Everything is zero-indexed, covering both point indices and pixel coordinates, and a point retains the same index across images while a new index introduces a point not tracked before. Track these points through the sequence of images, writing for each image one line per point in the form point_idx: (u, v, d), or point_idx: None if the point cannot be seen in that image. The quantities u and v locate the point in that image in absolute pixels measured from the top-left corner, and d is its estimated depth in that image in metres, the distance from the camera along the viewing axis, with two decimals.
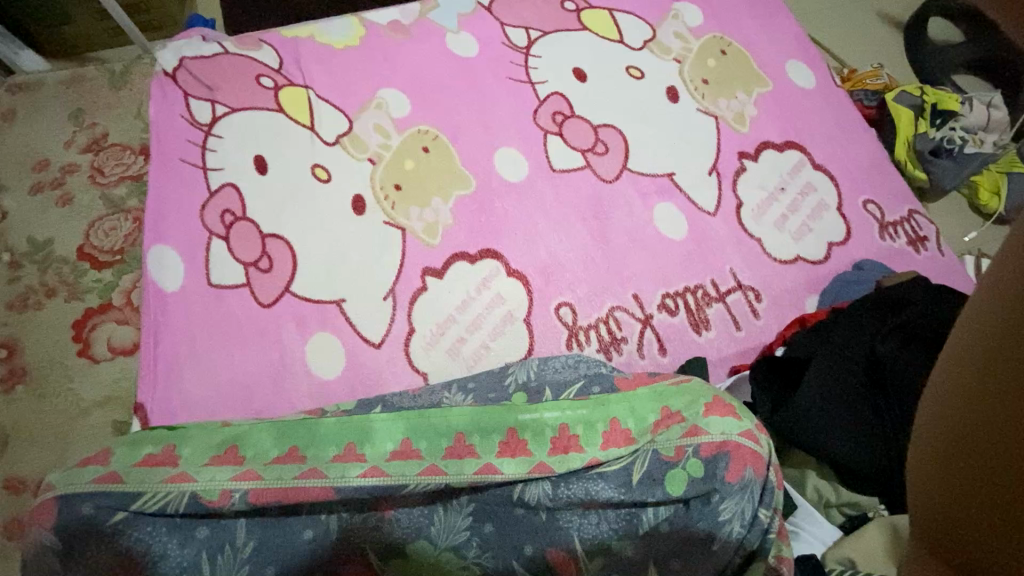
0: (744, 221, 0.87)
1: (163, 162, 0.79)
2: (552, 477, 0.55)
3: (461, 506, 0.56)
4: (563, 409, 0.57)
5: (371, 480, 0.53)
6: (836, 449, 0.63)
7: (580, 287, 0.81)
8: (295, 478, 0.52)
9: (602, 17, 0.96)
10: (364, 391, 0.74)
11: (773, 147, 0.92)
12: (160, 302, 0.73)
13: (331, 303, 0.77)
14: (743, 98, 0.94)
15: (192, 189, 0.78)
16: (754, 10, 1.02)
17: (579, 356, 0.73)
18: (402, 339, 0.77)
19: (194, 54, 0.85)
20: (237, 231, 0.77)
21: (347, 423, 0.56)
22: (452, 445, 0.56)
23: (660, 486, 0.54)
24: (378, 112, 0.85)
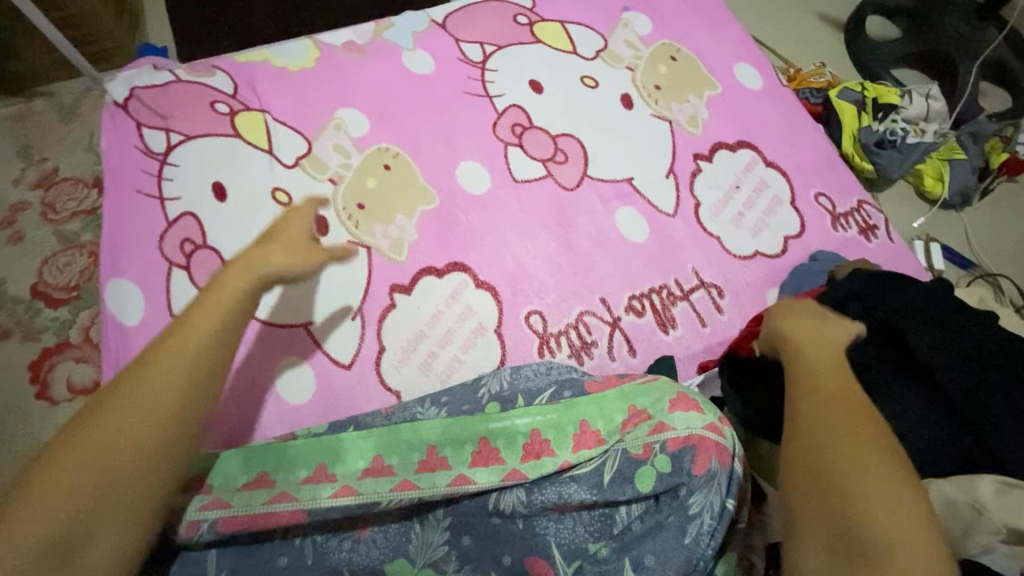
0: (704, 221, 0.90)
1: (116, 194, 0.78)
2: (525, 483, 0.56)
3: (438, 520, 0.56)
4: (533, 415, 0.58)
5: (343, 500, 0.53)
6: None
7: (548, 294, 0.82)
8: (264, 504, 0.53)
9: (554, 29, 0.98)
10: (337, 413, 0.74)
11: (726, 147, 0.95)
12: (119, 337, 0.72)
13: (297, 327, 0.75)
14: (695, 101, 0.97)
15: (149, 220, 0.77)
16: (700, 16, 1.06)
17: (551, 363, 0.74)
18: (373, 359, 0.76)
19: (146, 83, 0.84)
20: (198, 259, 0.76)
21: (317, 444, 0.56)
22: (424, 459, 0.56)
23: (630, 485, 0.55)
24: (336, 133, 0.85)
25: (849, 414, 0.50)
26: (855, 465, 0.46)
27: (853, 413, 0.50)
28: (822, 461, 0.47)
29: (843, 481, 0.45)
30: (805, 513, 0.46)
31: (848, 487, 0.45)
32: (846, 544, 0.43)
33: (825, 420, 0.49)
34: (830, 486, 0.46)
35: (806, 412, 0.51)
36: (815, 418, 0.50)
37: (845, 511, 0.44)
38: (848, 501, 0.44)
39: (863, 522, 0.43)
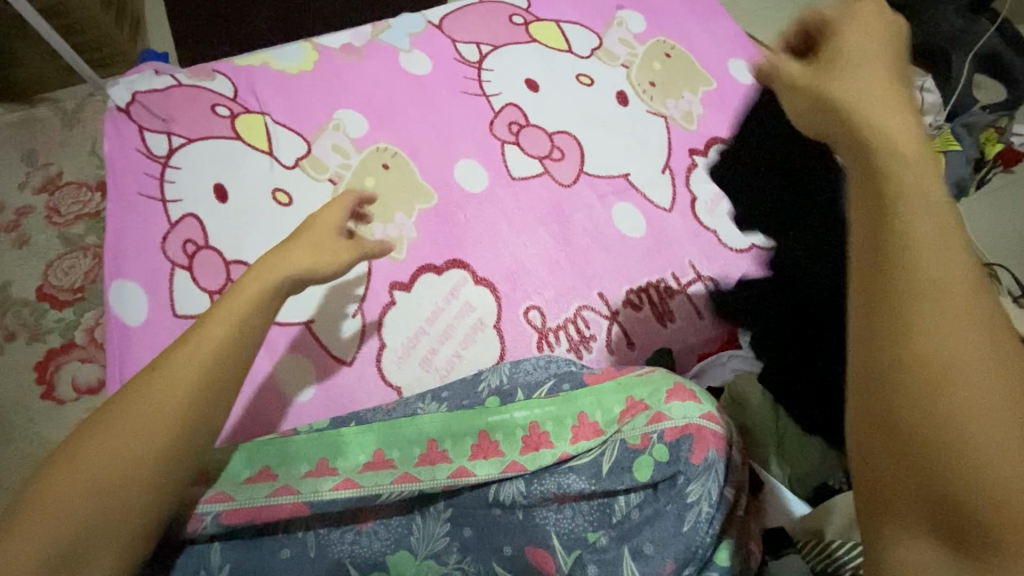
0: (700, 215, 0.90)
1: (119, 197, 0.79)
2: (525, 474, 0.57)
3: (439, 512, 0.57)
4: (531, 408, 0.58)
5: (344, 492, 0.54)
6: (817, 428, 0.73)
7: (546, 289, 0.83)
8: (266, 497, 0.53)
9: (549, 28, 0.99)
10: (339, 409, 0.74)
11: (722, 142, 0.96)
12: (122, 337, 0.73)
13: (299, 325, 0.76)
14: (690, 97, 0.98)
15: (151, 221, 0.78)
16: (694, 13, 1.06)
17: (550, 357, 0.75)
18: (374, 356, 0.77)
19: (147, 88, 0.85)
20: (200, 260, 0.78)
21: (320, 438, 0.57)
22: (424, 452, 0.57)
23: (628, 474, 0.56)
24: (336, 133, 0.86)
25: (984, 364, 0.31)
26: (1000, 435, 0.30)
27: (994, 362, 0.31)
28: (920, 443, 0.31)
29: (954, 459, 0.30)
30: (907, 515, 0.31)
31: (969, 463, 0.30)
32: (967, 543, 0.30)
33: (964, 378, 0.31)
34: (953, 462, 0.30)
35: (923, 377, 0.32)
36: (947, 376, 0.31)
37: (958, 498, 0.30)
38: (961, 491, 0.30)
39: (990, 517, 0.29)
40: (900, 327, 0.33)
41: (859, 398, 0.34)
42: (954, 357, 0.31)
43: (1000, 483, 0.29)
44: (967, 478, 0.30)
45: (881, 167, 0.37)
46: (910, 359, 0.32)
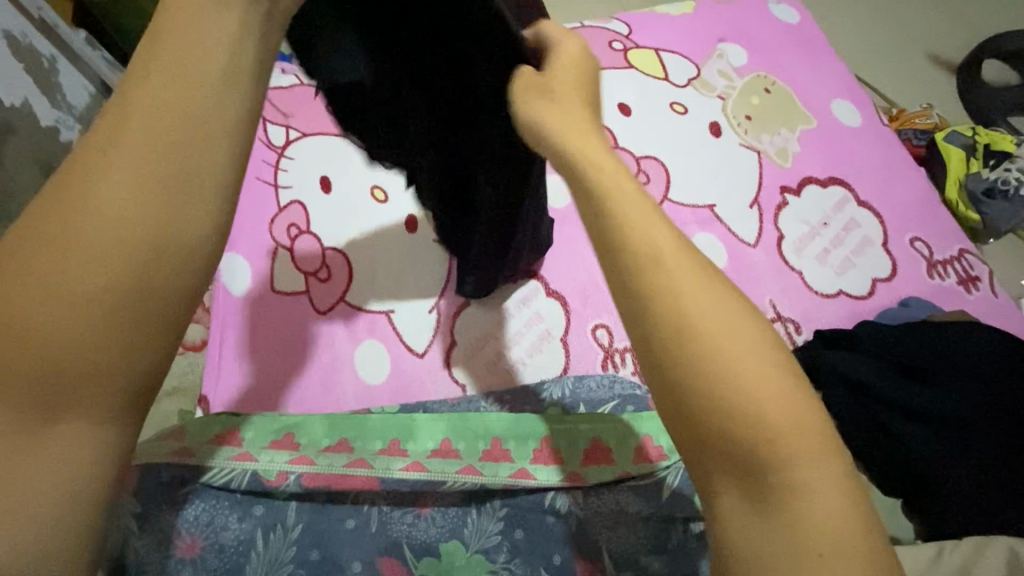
0: (786, 255, 0.88)
1: (239, 177, 0.85)
2: (583, 486, 0.57)
3: (494, 510, 0.57)
4: (597, 422, 0.60)
5: (413, 474, 0.56)
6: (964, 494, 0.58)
7: (617, 310, 0.83)
8: (344, 466, 0.56)
9: (649, 56, 0.99)
10: (406, 397, 0.77)
11: (817, 182, 0.93)
12: (227, 307, 0.78)
13: (380, 314, 0.81)
14: (786, 134, 0.96)
15: (263, 202, 0.85)
16: (798, 51, 1.05)
17: (614, 376, 0.74)
18: (444, 351, 0.80)
19: (274, 85, 0.93)
20: (301, 244, 0.83)
21: (392, 420, 0.60)
22: (488, 448, 0.59)
23: (690, 503, 0.56)
24: (721, 61, 1.01)
25: (736, 325, 0.35)
26: (735, 356, 0.34)
27: (761, 342, 0.35)
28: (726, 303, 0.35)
29: (723, 411, 0.34)
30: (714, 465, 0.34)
31: (716, 354, 0.34)
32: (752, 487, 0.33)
33: (725, 346, 0.34)
34: (726, 417, 0.34)
35: (682, 353, 0.35)
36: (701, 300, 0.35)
37: (707, 425, 0.34)
38: (704, 422, 0.34)
39: (712, 431, 0.34)
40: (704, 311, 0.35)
41: (659, 400, 0.36)
42: (703, 334, 0.34)
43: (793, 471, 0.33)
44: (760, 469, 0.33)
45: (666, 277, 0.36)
46: (679, 350, 0.35)
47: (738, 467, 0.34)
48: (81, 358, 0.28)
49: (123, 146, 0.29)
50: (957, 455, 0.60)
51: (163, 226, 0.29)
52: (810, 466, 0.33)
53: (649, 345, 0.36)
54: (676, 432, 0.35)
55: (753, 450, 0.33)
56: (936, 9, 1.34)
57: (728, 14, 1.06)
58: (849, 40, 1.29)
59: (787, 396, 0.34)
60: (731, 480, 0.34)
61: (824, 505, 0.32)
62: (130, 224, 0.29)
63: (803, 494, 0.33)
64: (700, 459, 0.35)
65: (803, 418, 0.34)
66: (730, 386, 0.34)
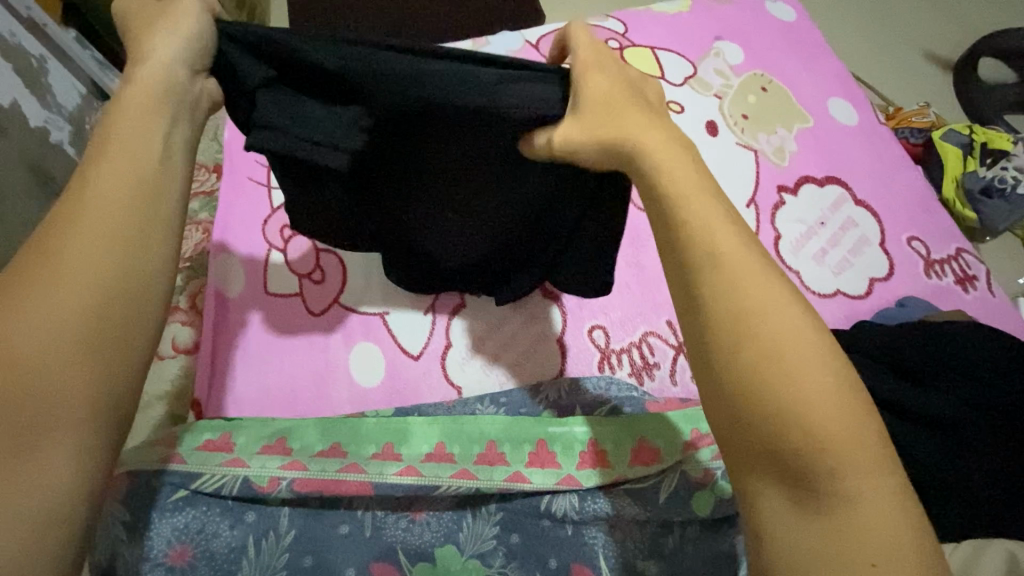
0: (783, 254, 0.87)
1: (231, 179, 0.85)
2: (579, 490, 0.56)
3: (490, 514, 0.56)
4: (592, 425, 0.60)
5: (406, 479, 0.56)
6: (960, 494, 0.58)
7: (613, 311, 0.83)
8: (336, 472, 0.55)
9: (645, 55, 0.99)
10: (401, 401, 0.77)
11: (813, 181, 0.93)
12: (221, 311, 0.77)
13: (375, 316, 0.80)
14: (783, 133, 0.96)
15: (256, 204, 0.84)
16: (795, 49, 1.04)
17: (611, 378, 0.74)
18: (439, 353, 0.79)
19: None
20: (294, 245, 0.83)
21: (386, 424, 0.60)
22: (483, 451, 0.58)
23: (687, 506, 0.55)
24: (717, 60, 1.00)
25: (793, 333, 0.35)
26: (796, 362, 0.35)
27: (791, 341, 0.35)
28: (726, 311, 0.36)
29: (783, 416, 0.34)
30: (761, 471, 0.35)
31: (767, 359, 0.35)
32: (802, 493, 0.34)
33: (782, 352, 0.35)
34: (775, 419, 0.34)
35: (730, 354, 0.36)
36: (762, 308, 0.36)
37: (754, 424, 0.35)
38: (746, 418, 0.35)
39: (766, 436, 0.34)
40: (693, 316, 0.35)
41: (704, 394, 0.37)
42: (755, 338, 0.35)
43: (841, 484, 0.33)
44: (810, 476, 0.34)
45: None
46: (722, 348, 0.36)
47: (777, 466, 0.34)
48: (48, 365, 0.34)
49: (84, 219, 0.38)
50: (956, 456, 0.60)
51: (131, 260, 0.39)
52: (850, 474, 0.33)
53: (702, 342, 0.37)
54: (722, 427, 0.36)
55: (794, 452, 0.34)
56: (933, 6, 1.33)
57: (724, 12, 1.05)
58: (845, 38, 1.28)
59: (841, 406, 0.34)
60: (768, 478, 0.35)
61: (858, 512, 0.33)
62: (106, 258, 0.38)
63: (834, 497, 0.33)
64: (741, 457, 0.35)
65: (855, 430, 0.34)
66: (783, 392, 0.34)
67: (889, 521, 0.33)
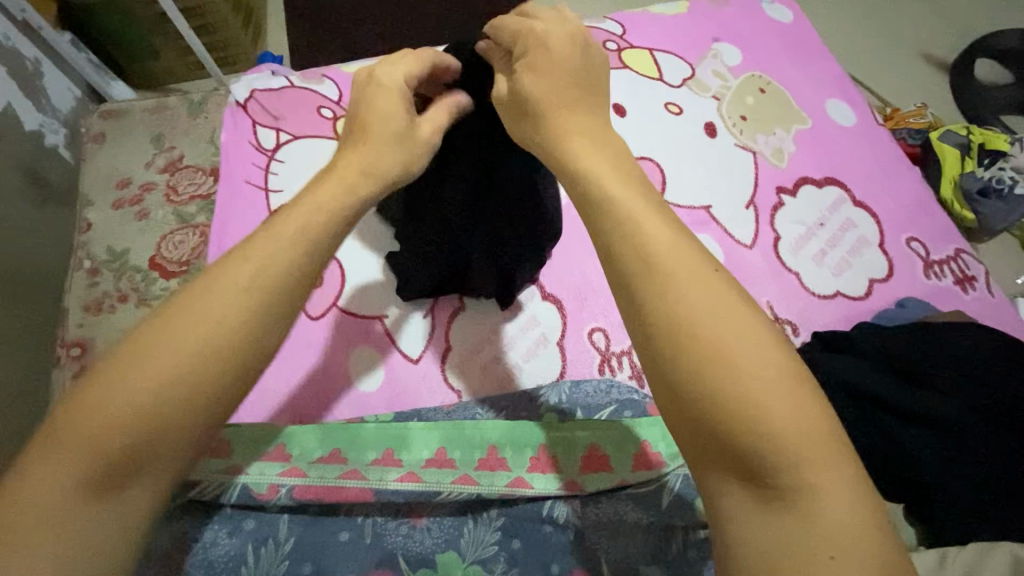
0: (783, 255, 0.87)
1: (228, 182, 0.84)
2: (580, 495, 0.57)
3: (491, 520, 0.56)
4: (594, 429, 0.59)
5: (407, 485, 0.55)
6: (961, 496, 0.58)
7: (613, 313, 0.82)
8: (336, 478, 0.55)
9: (643, 56, 0.99)
10: (400, 405, 0.76)
11: (812, 182, 0.93)
12: None
13: (374, 319, 0.80)
14: (781, 134, 0.96)
15: (254, 207, 0.84)
16: (793, 50, 1.04)
17: (613, 381, 0.73)
18: (438, 357, 0.79)
19: (264, 87, 0.92)
20: None
21: (386, 429, 0.59)
22: (484, 456, 0.58)
23: (689, 511, 0.55)
24: (715, 61, 1.00)
25: (747, 324, 0.35)
26: (740, 349, 0.34)
27: (736, 328, 0.35)
28: (721, 316, 0.35)
29: (726, 403, 0.33)
30: (709, 461, 0.34)
31: (718, 355, 0.34)
32: (755, 485, 0.33)
33: (728, 345, 0.34)
34: (731, 416, 0.33)
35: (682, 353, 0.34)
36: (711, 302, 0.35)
37: (698, 410, 0.34)
38: (701, 416, 0.34)
39: (709, 424, 0.34)
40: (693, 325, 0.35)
41: (661, 397, 0.36)
42: (697, 323, 0.35)
43: (799, 477, 0.32)
44: (760, 467, 0.32)
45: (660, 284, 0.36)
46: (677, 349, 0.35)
47: (737, 465, 0.33)
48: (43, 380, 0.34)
49: None
50: (957, 457, 0.60)
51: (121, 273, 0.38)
52: (805, 466, 0.32)
53: (651, 344, 0.36)
54: (679, 429, 0.35)
55: (754, 449, 0.33)
56: (928, 7, 1.34)
57: (722, 13, 1.05)
58: (842, 40, 1.29)
59: (789, 394, 0.33)
60: (733, 479, 0.33)
61: (827, 509, 0.31)
62: (240, 311, 0.38)
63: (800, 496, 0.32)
64: (693, 448, 0.35)
65: (813, 423, 0.33)
66: (726, 377, 0.34)
67: (848, 516, 0.31)
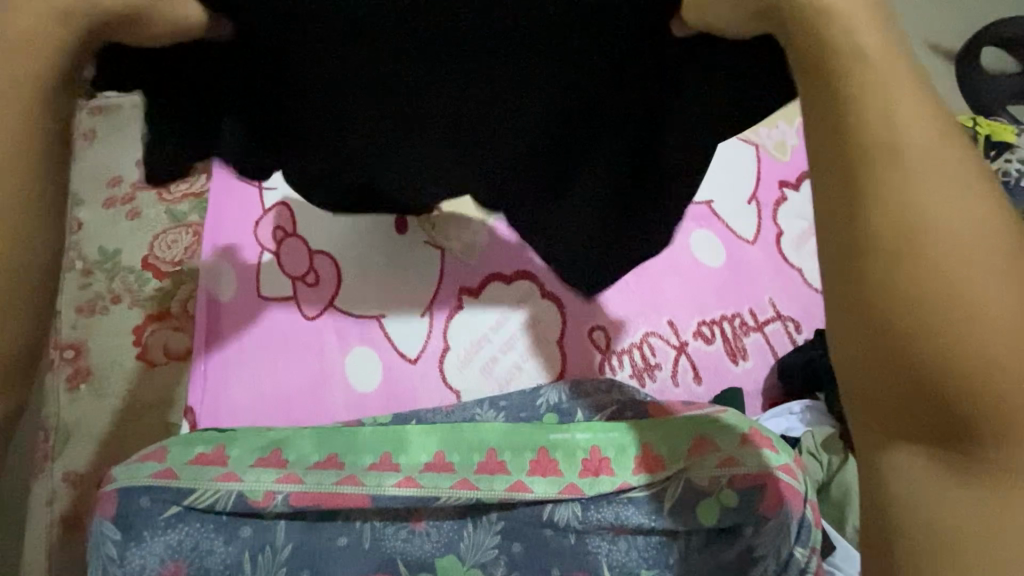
0: (784, 250, 0.87)
1: (222, 179, 0.83)
2: (582, 499, 0.55)
3: (491, 524, 0.55)
4: (593, 431, 0.58)
5: (405, 490, 0.54)
6: None
7: (614, 311, 0.81)
8: (333, 484, 0.54)
9: None
10: (399, 405, 0.76)
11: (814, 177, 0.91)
12: (214, 315, 0.76)
13: (371, 319, 0.79)
14: (783, 127, 0.94)
15: (249, 205, 0.82)
16: None
17: (613, 381, 0.72)
18: (437, 357, 0.78)
19: None
20: (287, 247, 0.81)
21: (385, 433, 0.58)
22: (483, 460, 0.57)
23: (692, 516, 0.54)
24: None
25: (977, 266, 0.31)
26: (990, 328, 0.30)
27: (998, 298, 0.31)
28: (999, 285, 0.31)
29: (957, 375, 0.30)
30: (903, 427, 0.32)
31: (962, 326, 0.30)
32: (951, 454, 0.32)
33: (980, 307, 0.30)
34: (956, 379, 0.30)
35: (908, 287, 0.31)
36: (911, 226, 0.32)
37: (921, 376, 0.31)
38: (914, 365, 0.31)
39: (936, 391, 0.31)
40: (909, 279, 0.31)
41: (850, 327, 0.33)
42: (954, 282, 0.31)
43: (1003, 468, 0.31)
44: (974, 445, 0.31)
45: (896, 200, 0.32)
46: (896, 282, 0.31)
47: (955, 423, 0.31)
48: None
49: None
50: None
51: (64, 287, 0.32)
52: (1017, 461, 0.31)
53: (889, 288, 0.31)
54: (871, 383, 0.32)
55: (966, 409, 0.31)
56: None
57: None
58: None
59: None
60: (920, 439, 0.32)
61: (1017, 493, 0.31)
62: None
63: (995, 460, 0.31)
64: (885, 414, 0.32)
65: None
66: (969, 357, 0.30)
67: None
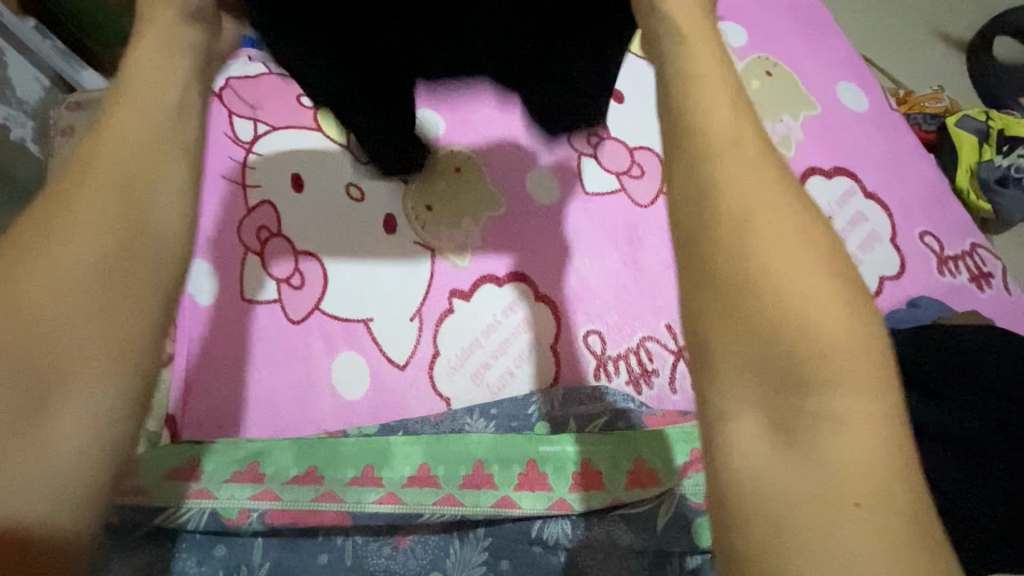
0: None
1: (203, 178, 0.77)
2: (572, 515, 0.53)
3: (478, 539, 0.53)
4: (585, 443, 0.55)
5: (387, 506, 0.52)
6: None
7: (610, 315, 0.78)
8: (311, 501, 0.52)
9: None
10: (387, 413, 0.73)
11: (819, 173, 0.87)
12: (194, 318, 0.72)
13: (358, 322, 0.76)
14: (788, 121, 0.90)
15: (229, 204, 0.77)
16: (804, 30, 0.98)
17: (606, 388, 0.70)
18: (427, 362, 0.75)
19: (239, 75, 0.83)
20: (272, 247, 0.77)
21: (367, 444, 0.56)
22: (470, 473, 0.54)
23: (686, 535, 0.52)
24: None
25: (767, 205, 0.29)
26: (785, 253, 0.28)
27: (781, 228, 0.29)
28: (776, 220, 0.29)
29: (767, 306, 0.28)
30: (737, 391, 0.28)
31: (760, 257, 0.28)
32: (785, 419, 0.27)
33: (766, 232, 0.29)
34: (768, 319, 0.28)
35: (722, 225, 0.29)
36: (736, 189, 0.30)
37: (745, 318, 0.28)
38: (739, 309, 0.28)
39: (753, 330, 0.28)
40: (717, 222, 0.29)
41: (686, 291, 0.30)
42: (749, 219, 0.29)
43: (837, 423, 0.27)
44: (803, 395, 0.27)
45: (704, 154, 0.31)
46: (711, 224, 0.29)
47: (790, 375, 0.27)
48: None
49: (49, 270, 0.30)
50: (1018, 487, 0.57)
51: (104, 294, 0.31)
52: (843, 411, 0.27)
53: (700, 228, 0.30)
54: (729, 341, 0.28)
55: (792, 355, 0.27)
56: None
57: None
58: (854, 15, 1.22)
59: (834, 313, 0.28)
60: (755, 402, 0.27)
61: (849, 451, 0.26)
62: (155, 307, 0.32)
63: (826, 416, 0.27)
64: (717, 382, 0.28)
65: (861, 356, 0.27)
66: (774, 290, 0.28)
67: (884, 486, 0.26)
